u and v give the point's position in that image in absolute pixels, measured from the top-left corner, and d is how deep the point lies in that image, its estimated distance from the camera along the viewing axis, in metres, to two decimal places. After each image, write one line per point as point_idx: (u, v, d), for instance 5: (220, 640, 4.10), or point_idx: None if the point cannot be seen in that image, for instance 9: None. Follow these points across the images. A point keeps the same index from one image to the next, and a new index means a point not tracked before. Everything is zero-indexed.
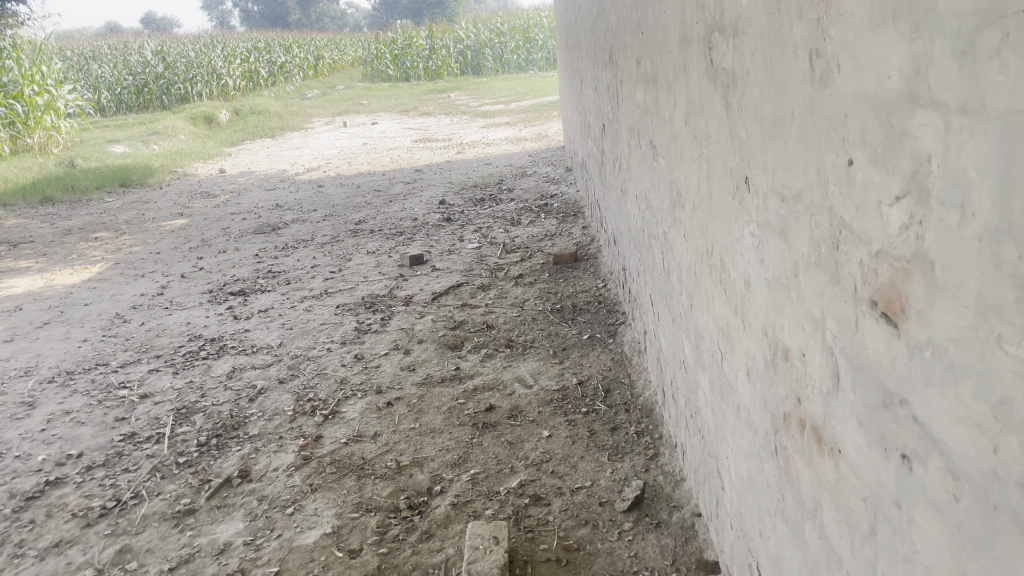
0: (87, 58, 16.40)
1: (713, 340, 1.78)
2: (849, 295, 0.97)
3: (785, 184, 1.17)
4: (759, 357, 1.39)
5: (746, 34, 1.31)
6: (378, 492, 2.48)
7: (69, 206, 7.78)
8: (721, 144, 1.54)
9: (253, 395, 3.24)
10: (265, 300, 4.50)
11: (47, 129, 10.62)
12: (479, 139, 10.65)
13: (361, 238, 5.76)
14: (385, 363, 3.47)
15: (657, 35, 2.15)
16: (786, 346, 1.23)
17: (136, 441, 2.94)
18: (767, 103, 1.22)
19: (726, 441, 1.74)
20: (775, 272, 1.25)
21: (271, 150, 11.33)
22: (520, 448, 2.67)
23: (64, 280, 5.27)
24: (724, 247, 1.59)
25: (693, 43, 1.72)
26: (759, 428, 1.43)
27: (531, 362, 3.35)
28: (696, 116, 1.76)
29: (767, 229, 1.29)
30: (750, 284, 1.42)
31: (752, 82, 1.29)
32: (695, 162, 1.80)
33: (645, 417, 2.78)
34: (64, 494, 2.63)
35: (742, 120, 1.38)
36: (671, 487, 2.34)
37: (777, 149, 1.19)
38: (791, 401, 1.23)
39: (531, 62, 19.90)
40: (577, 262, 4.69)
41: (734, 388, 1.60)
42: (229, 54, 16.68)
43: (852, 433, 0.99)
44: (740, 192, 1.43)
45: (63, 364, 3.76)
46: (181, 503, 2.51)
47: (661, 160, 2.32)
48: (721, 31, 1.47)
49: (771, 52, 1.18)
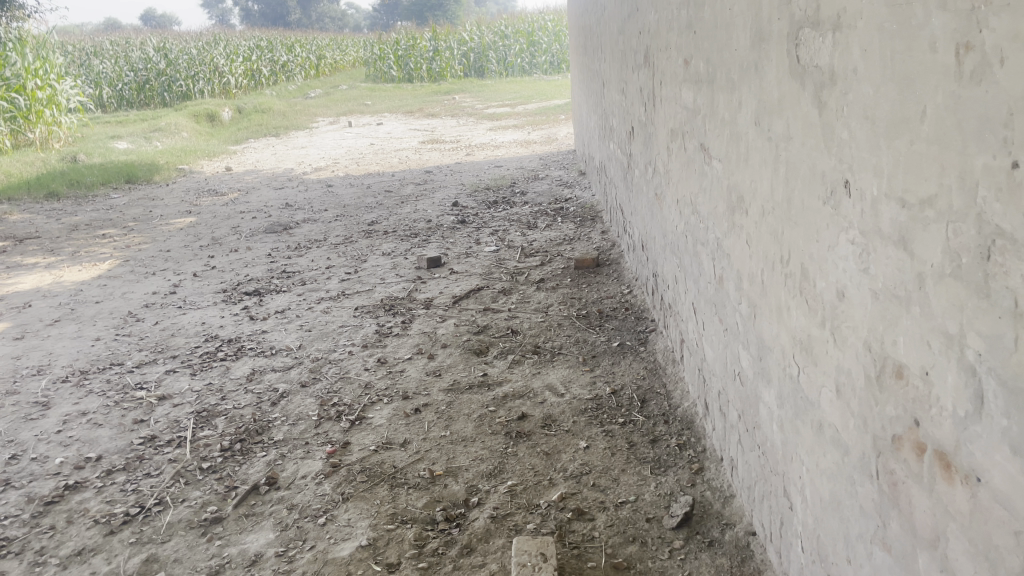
0: (90, 54, 16.31)
1: (785, 352, 1.70)
2: (1005, 310, 0.89)
3: (907, 189, 1.09)
4: (857, 373, 1.31)
5: (854, 27, 1.23)
6: (412, 502, 2.39)
7: (74, 202, 7.68)
8: (809, 146, 1.46)
9: (275, 399, 3.15)
10: (281, 300, 4.40)
11: (48, 123, 10.51)
12: (488, 141, 10.58)
13: (375, 239, 5.67)
14: (410, 368, 3.39)
15: (718, 34, 2.06)
16: (899, 364, 1.15)
17: (157, 445, 2.85)
18: (884, 102, 1.14)
19: (798, 459, 1.66)
20: (888, 283, 1.17)
21: (276, 149, 11.24)
22: (557, 459, 2.58)
23: (73, 276, 5.17)
24: (808, 255, 1.51)
25: (772, 39, 1.64)
26: (853, 449, 1.34)
27: (561, 370, 3.27)
28: (771, 117, 1.68)
29: (876, 236, 1.20)
30: (847, 295, 1.33)
31: (862, 80, 1.21)
32: (768, 164, 1.72)
33: (685, 429, 2.69)
34: (84, 499, 2.53)
35: (842, 119, 1.30)
36: (721, 503, 2.25)
37: (897, 151, 1.11)
38: (905, 422, 1.15)
39: (534, 65, 19.85)
40: (599, 268, 4.61)
41: (816, 404, 1.52)
42: (232, 53, 16.59)
43: (1000, 462, 0.91)
44: (836, 196, 1.35)
45: (77, 364, 3.66)
46: (208, 511, 2.42)
47: (715, 163, 2.24)
48: (814, 25, 1.39)
49: (893, 46, 1.10)
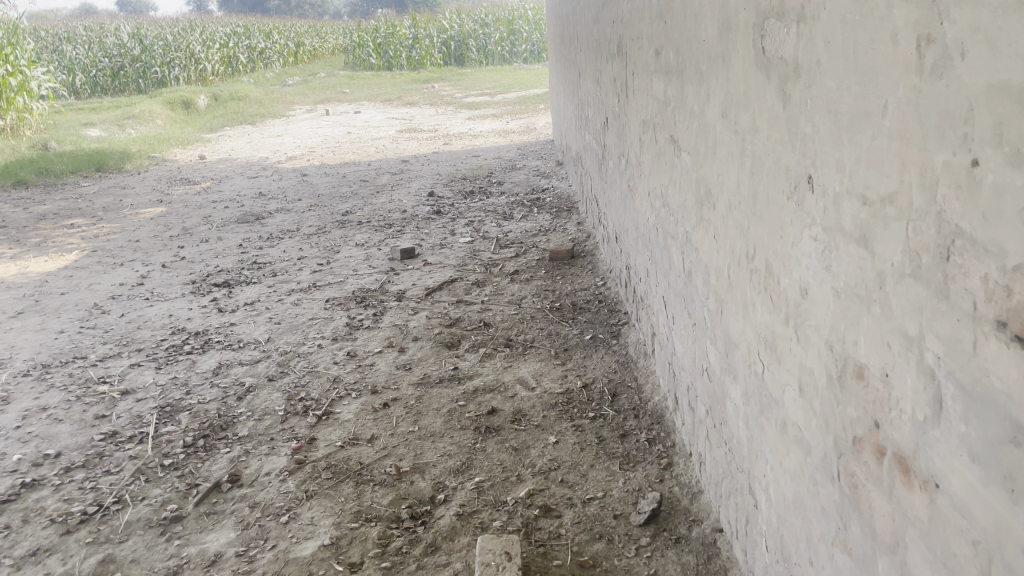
0: (62, 39, 16.02)
1: (750, 349, 1.67)
2: (964, 312, 0.86)
3: (869, 185, 1.06)
4: (819, 373, 1.28)
5: (818, 19, 1.19)
6: (377, 500, 2.35)
7: (42, 191, 7.53)
8: (774, 140, 1.43)
9: (241, 394, 3.09)
10: (251, 292, 4.34)
11: (19, 110, 10.31)
12: (466, 131, 10.50)
13: (348, 229, 5.60)
14: (379, 361, 3.34)
15: (687, 24, 2.03)
16: (859, 364, 1.13)
17: (118, 441, 2.78)
18: (847, 96, 1.10)
19: (763, 457, 1.64)
20: (849, 281, 1.14)
21: (251, 137, 11.10)
22: (525, 454, 2.55)
23: (39, 267, 5.07)
24: (772, 251, 1.48)
25: (739, 29, 1.60)
26: (815, 449, 1.32)
27: (533, 363, 3.23)
28: (738, 110, 1.64)
29: (838, 234, 1.17)
30: (810, 292, 1.30)
31: (826, 73, 1.18)
32: (735, 157, 1.69)
33: (655, 423, 2.67)
34: (41, 498, 2.47)
35: (806, 114, 1.26)
36: (689, 499, 2.23)
37: (859, 146, 1.08)
38: (865, 423, 1.13)
39: (515, 54, 19.73)
40: (574, 259, 4.58)
41: (780, 403, 1.49)
42: (208, 40, 16.35)
43: (958, 469, 0.89)
44: (800, 191, 1.32)
45: (39, 357, 3.58)
46: (168, 510, 2.37)
47: (684, 155, 2.20)
48: (779, 16, 1.36)
49: (856, 38, 1.06)
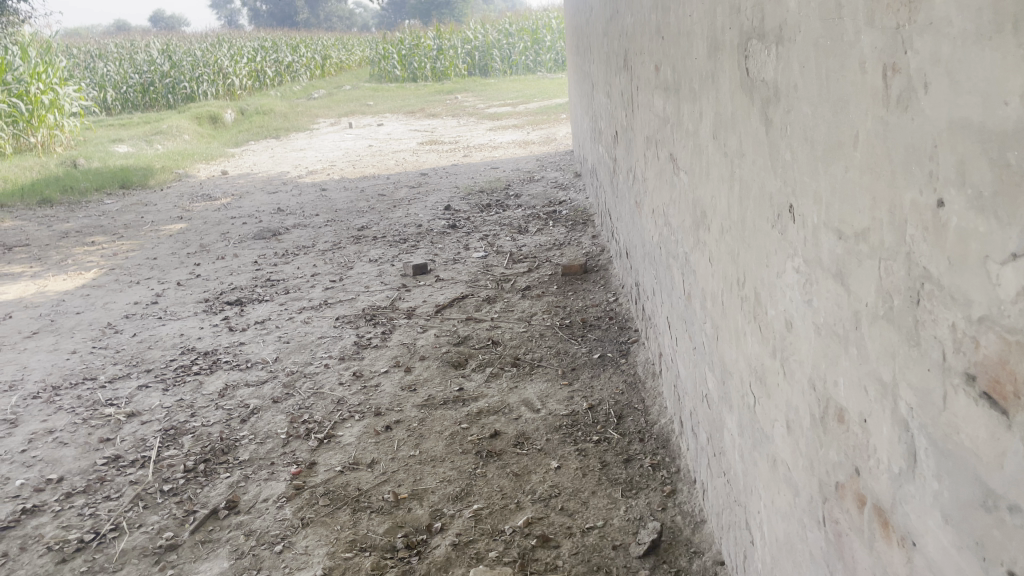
0: (94, 57, 16.31)
1: (743, 379, 1.60)
2: (933, 362, 0.80)
3: (843, 219, 1.00)
4: (804, 412, 1.21)
5: (794, 41, 1.14)
6: (374, 528, 2.31)
7: (67, 209, 7.64)
8: (759, 165, 1.37)
9: (245, 416, 3.08)
10: (263, 310, 4.34)
11: (50, 127, 10.47)
12: (487, 142, 10.49)
13: (363, 244, 5.60)
14: (385, 382, 3.31)
15: (682, 42, 1.97)
16: (840, 406, 1.06)
17: (120, 465, 2.78)
18: (822, 124, 1.05)
19: (757, 492, 1.57)
20: (828, 319, 1.08)
21: (275, 151, 11.19)
22: (526, 480, 2.49)
23: (58, 286, 5.11)
24: (760, 280, 1.42)
25: (726, 49, 1.54)
26: (803, 490, 1.25)
27: (539, 384, 3.18)
28: (726, 132, 1.59)
29: (818, 267, 1.11)
30: (794, 326, 1.24)
31: (802, 98, 1.12)
32: (725, 180, 1.63)
33: (661, 448, 2.60)
34: (40, 524, 2.46)
35: (786, 139, 1.21)
36: (690, 530, 2.16)
37: (834, 177, 1.02)
38: (847, 469, 1.06)
39: (539, 63, 19.76)
40: (587, 274, 4.52)
41: (770, 439, 1.43)
42: (235, 55, 16.55)
43: (932, 529, 0.82)
44: (782, 220, 1.26)
45: (50, 379, 3.59)
46: (163, 537, 2.35)
47: (682, 175, 2.14)
48: (760, 38, 1.31)
49: (828, 63, 1.01)
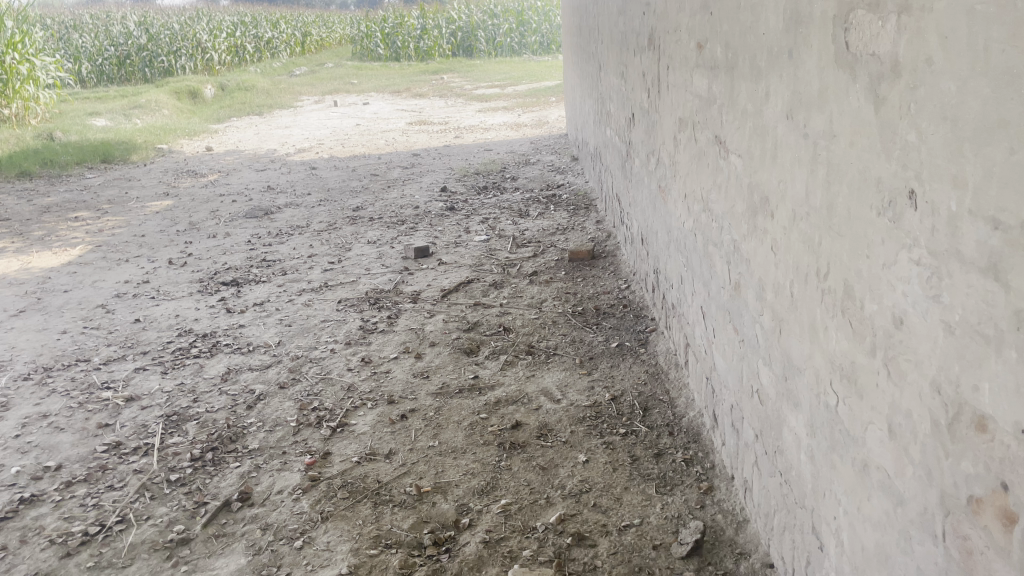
0: (68, 28, 15.85)
1: (819, 376, 1.51)
2: None
3: (1002, 207, 0.90)
4: (919, 417, 1.12)
5: (930, 9, 1.03)
6: (398, 523, 2.20)
7: (47, 183, 7.38)
8: (860, 147, 1.27)
9: (251, 402, 2.94)
10: (261, 291, 4.19)
11: (25, 99, 10.13)
12: (478, 123, 10.32)
13: (360, 225, 5.45)
14: (396, 368, 3.18)
15: (742, 16, 1.86)
16: (981, 413, 0.97)
17: (122, 453, 2.64)
18: (973, 101, 0.95)
19: (833, 496, 1.48)
20: (970, 317, 0.98)
21: (259, 128, 10.95)
22: (554, 474, 2.39)
23: (43, 262, 4.92)
24: (853, 271, 1.32)
25: (813, 21, 1.43)
26: (912, 500, 1.16)
27: (557, 373, 3.08)
28: (810, 112, 1.48)
29: (952, 259, 1.02)
30: (907, 322, 1.15)
31: (939, 73, 1.02)
32: (803, 164, 1.52)
33: (692, 442, 2.51)
34: (40, 515, 2.32)
35: (908, 119, 1.11)
36: (733, 530, 2.08)
37: (990, 161, 0.92)
38: (987, 482, 0.97)
39: (524, 46, 19.62)
40: (594, 260, 4.42)
41: (860, 441, 1.34)
42: (215, 29, 16.17)
43: None
44: (896, 207, 1.16)
45: (40, 359, 3.43)
46: (174, 531, 2.22)
47: (733, 158, 2.04)
48: (870, 8, 1.20)
49: (990, 34, 0.90)
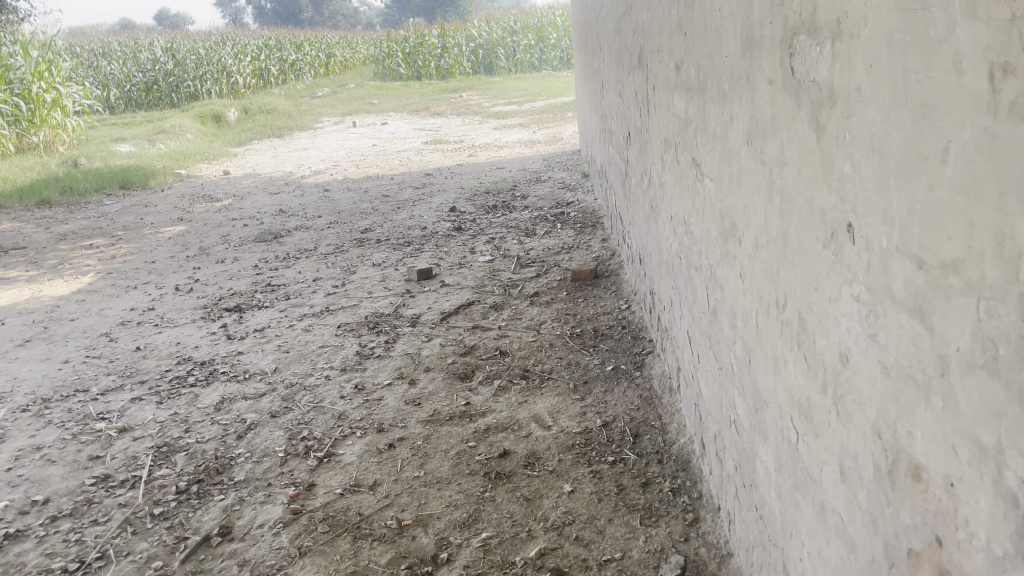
0: (96, 55, 16.17)
1: (782, 411, 1.45)
2: None
3: (924, 245, 0.85)
4: (864, 460, 1.06)
5: (857, 36, 0.98)
6: (376, 558, 2.16)
7: (66, 210, 7.50)
8: (807, 177, 1.21)
9: (241, 432, 2.93)
10: (263, 317, 4.19)
11: (53, 126, 10.31)
12: (493, 141, 10.33)
13: (366, 248, 5.44)
14: (388, 396, 3.15)
15: (708, 38, 1.81)
16: (915, 462, 0.91)
17: (109, 486, 2.63)
18: (895, 133, 0.90)
19: (798, 537, 1.42)
20: (902, 360, 0.92)
21: (277, 151, 11.05)
22: (538, 505, 2.34)
23: (53, 291, 4.97)
24: (806, 304, 1.26)
25: (764, 45, 1.39)
26: (862, 548, 1.10)
27: (550, 398, 3.03)
28: (765, 138, 1.42)
29: (886, 297, 0.96)
30: (851, 360, 1.09)
31: (867, 103, 0.97)
32: (762, 191, 1.47)
33: (681, 471, 2.45)
34: (23, 551, 2.32)
35: (843, 149, 1.06)
36: (716, 564, 2.02)
37: (912, 194, 0.87)
38: (924, 535, 0.91)
39: (543, 61, 19.65)
40: (597, 280, 4.37)
41: (817, 481, 1.28)
42: (238, 54, 16.40)
43: None
44: (837, 239, 1.11)
45: (40, 390, 3.46)
46: (152, 568, 2.20)
47: (708, 181, 1.99)
48: (809, 32, 1.15)
49: (906, 63, 0.86)
